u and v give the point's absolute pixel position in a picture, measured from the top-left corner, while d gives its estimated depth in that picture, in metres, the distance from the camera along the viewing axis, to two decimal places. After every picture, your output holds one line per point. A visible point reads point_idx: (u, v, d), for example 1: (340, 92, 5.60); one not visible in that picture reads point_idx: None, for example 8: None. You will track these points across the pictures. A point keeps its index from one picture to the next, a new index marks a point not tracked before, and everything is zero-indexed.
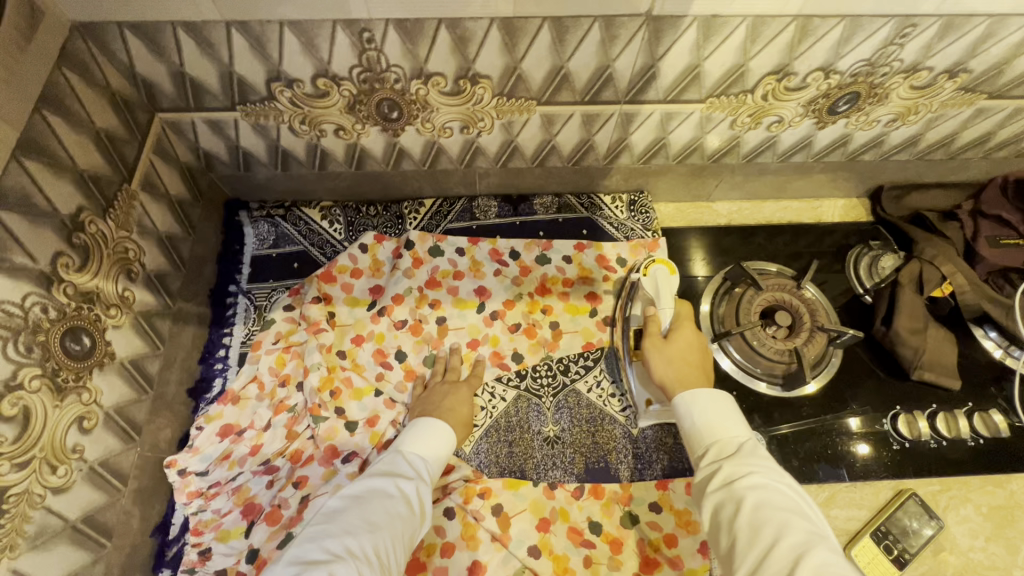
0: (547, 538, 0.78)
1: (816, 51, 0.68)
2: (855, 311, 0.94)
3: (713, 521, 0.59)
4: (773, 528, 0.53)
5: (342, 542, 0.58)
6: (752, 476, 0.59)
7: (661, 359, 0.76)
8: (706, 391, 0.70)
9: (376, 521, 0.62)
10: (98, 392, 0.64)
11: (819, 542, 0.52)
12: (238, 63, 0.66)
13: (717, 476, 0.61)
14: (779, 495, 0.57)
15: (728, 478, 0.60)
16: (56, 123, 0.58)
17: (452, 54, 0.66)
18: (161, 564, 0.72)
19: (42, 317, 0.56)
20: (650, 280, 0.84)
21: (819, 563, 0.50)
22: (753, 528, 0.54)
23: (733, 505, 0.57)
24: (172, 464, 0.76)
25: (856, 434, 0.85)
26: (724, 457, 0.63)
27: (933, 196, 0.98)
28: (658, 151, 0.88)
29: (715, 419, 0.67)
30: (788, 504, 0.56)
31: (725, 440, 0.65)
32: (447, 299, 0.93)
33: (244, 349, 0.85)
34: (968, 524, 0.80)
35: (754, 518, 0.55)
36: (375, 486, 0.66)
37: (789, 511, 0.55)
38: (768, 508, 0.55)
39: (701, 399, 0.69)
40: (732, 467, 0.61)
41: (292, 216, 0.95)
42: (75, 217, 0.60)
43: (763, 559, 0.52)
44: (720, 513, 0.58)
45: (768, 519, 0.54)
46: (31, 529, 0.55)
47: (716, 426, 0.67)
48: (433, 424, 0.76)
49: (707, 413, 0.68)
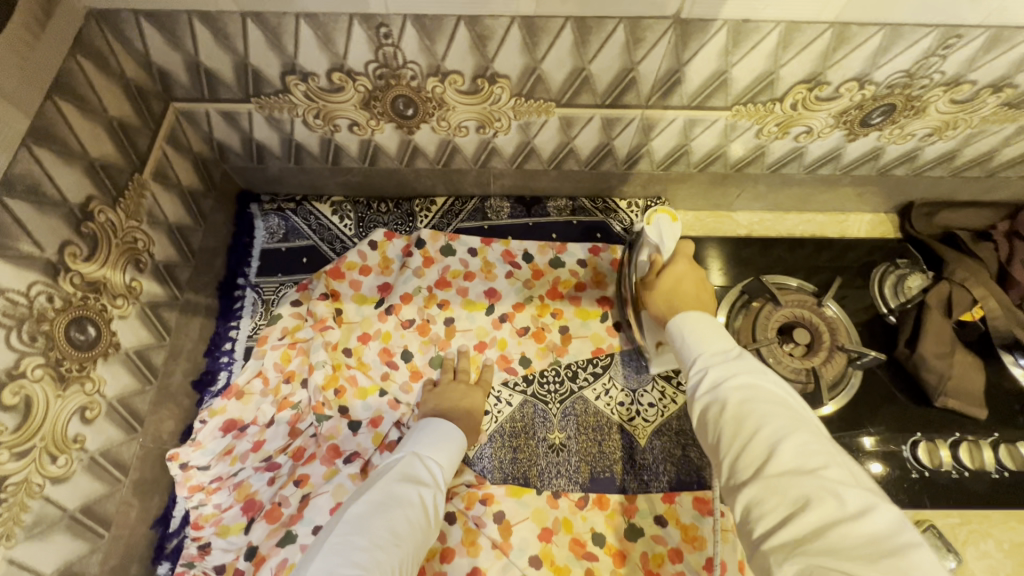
0: (549, 548, 0.75)
1: (852, 61, 0.65)
2: (877, 332, 0.90)
3: (698, 421, 0.54)
4: (756, 416, 0.48)
5: (372, 557, 0.55)
6: (739, 374, 0.53)
7: (654, 295, 0.73)
8: (693, 315, 0.64)
9: (401, 533, 0.60)
10: (101, 382, 0.64)
11: (803, 426, 0.47)
12: (253, 55, 0.65)
13: (703, 378, 0.55)
14: (766, 388, 0.52)
15: (715, 379, 0.54)
16: (68, 111, 0.57)
17: (471, 52, 0.64)
18: (161, 557, 0.73)
19: (46, 306, 0.55)
20: (653, 230, 0.76)
21: (803, 446, 0.45)
22: (736, 419, 0.49)
23: (718, 402, 0.52)
24: (175, 457, 0.76)
25: (868, 453, 0.82)
26: (711, 361, 0.57)
27: (966, 214, 0.93)
28: (679, 157, 0.85)
29: (704, 331, 0.61)
30: (776, 394, 0.51)
31: (713, 346, 0.59)
32: (456, 300, 0.91)
33: (250, 343, 0.86)
34: (988, 560, 0.78)
35: (738, 411, 0.50)
36: (398, 493, 0.64)
37: (776, 401, 0.50)
38: (753, 400, 0.50)
39: (692, 321, 0.64)
40: (719, 369, 0.55)
41: (303, 211, 0.94)
42: (85, 206, 0.60)
43: (744, 448, 0.47)
44: (705, 412, 0.53)
45: (752, 409, 0.49)
46: (28, 519, 0.55)
47: (705, 334, 0.61)
48: (453, 433, 0.74)
49: (698, 327, 0.62)
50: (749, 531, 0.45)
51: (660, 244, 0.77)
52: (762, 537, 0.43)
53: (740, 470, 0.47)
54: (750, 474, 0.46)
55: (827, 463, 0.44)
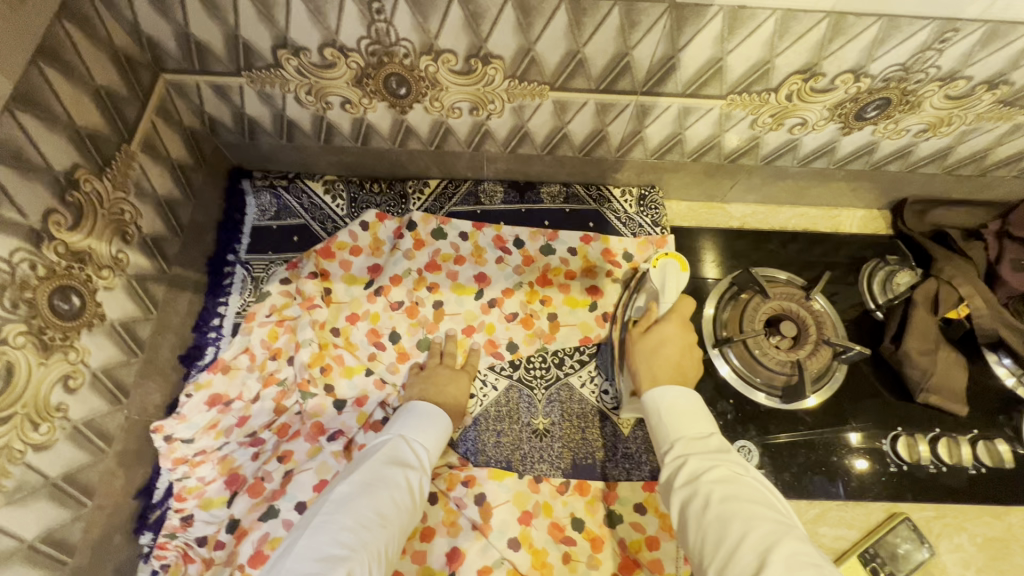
0: (528, 531, 0.76)
1: (848, 52, 0.65)
2: (864, 326, 0.91)
3: (681, 520, 0.56)
4: (740, 522, 0.50)
5: (358, 538, 0.57)
6: (719, 470, 0.56)
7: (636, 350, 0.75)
8: (673, 390, 0.67)
9: (386, 515, 0.61)
10: (86, 352, 0.64)
11: (787, 532, 0.50)
12: (244, 27, 0.64)
13: (683, 471, 0.58)
14: (747, 487, 0.54)
15: (696, 473, 0.57)
16: (54, 77, 0.57)
17: (464, 31, 0.64)
18: (143, 527, 0.73)
19: (29, 274, 0.55)
20: (659, 274, 0.79)
21: (788, 552, 0.47)
22: (721, 521, 0.51)
23: (700, 500, 0.54)
24: (159, 429, 0.76)
25: (855, 448, 0.83)
26: (690, 450, 0.60)
27: (957, 213, 0.94)
28: (673, 146, 0.85)
29: (682, 418, 0.65)
30: (756, 495, 0.54)
31: (693, 436, 0.62)
32: (446, 283, 0.91)
33: (238, 319, 0.86)
34: (960, 553, 0.78)
35: (722, 512, 0.52)
36: (384, 474, 0.65)
37: (757, 503, 0.52)
38: (735, 502, 0.52)
39: (671, 397, 0.67)
40: (698, 462, 0.58)
41: (295, 188, 0.94)
42: (70, 174, 0.60)
43: (731, 555, 0.49)
44: (687, 510, 0.55)
45: (735, 512, 0.51)
46: (10, 484, 0.55)
47: (683, 421, 0.64)
48: (441, 417, 0.75)
49: (675, 408, 0.66)
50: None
51: (661, 291, 0.79)
52: None
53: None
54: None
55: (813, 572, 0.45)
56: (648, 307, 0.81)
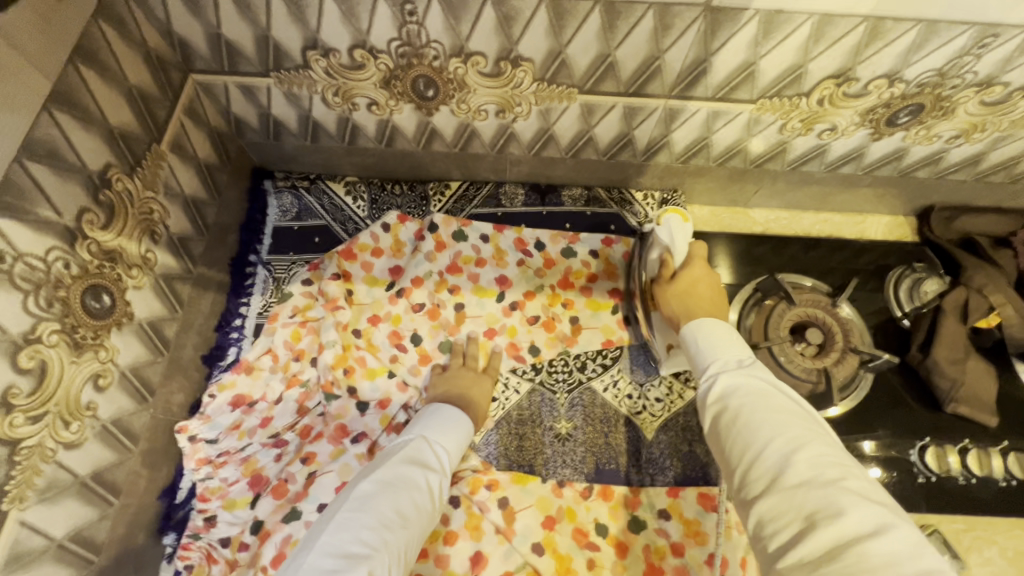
0: (551, 536, 0.75)
1: (883, 57, 0.64)
2: (889, 334, 0.90)
3: (712, 433, 0.55)
4: (766, 426, 0.49)
5: (381, 537, 0.55)
6: (751, 386, 0.55)
7: (667, 295, 0.74)
8: (709, 322, 0.65)
9: (408, 516, 0.60)
10: (114, 351, 0.64)
11: (817, 438, 0.47)
12: (275, 28, 0.64)
13: (714, 388, 0.57)
14: (777, 398, 0.52)
15: (728, 392, 0.56)
16: (89, 76, 0.57)
17: (496, 33, 0.63)
18: (167, 527, 0.73)
19: (63, 273, 0.55)
20: (664, 230, 0.77)
21: (814, 455, 0.45)
22: (747, 429, 0.50)
23: (730, 414, 0.53)
24: (183, 430, 0.76)
25: (868, 458, 0.82)
26: (724, 369, 0.59)
27: (986, 219, 0.91)
28: (698, 151, 0.84)
29: (719, 340, 0.62)
30: (788, 405, 0.52)
31: (728, 356, 0.60)
32: (467, 286, 0.91)
33: (260, 320, 0.86)
34: (990, 566, 0.78)
35: (749, 421, 0.51)
36: (406, 476, 0.64)
37: (787, 412, 0.50)
38: (763, 411, 0.51)
39: (706, 327, 0.65)
40: (729, 379, 0.57)
41: (316, 189, 0.94)
42: (103, 173, 0.60)
43: (756, 459, 0.48)
44: (717, 422, 0.54)
45: (763, 420, 0.50)
46: (41, 482, 0.55)
47: (719, 346, 0.62)
48: (462, 422, 0.74)
49: (712, 334, 0.64)
50: (764, 546, 0.44)
51: (671, 244, 0.77)
52: (778, 552, 0.42)
53: (753, 483, 0.47)
54: (762, 484, 0.46)
55: (841, 474, 0.44)
56: (661, 260, 0.78)
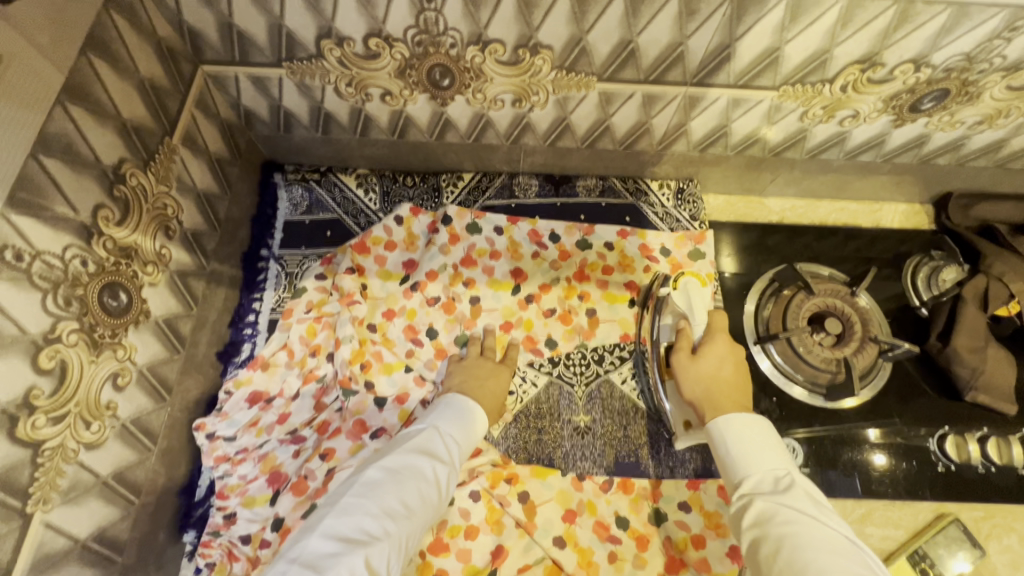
0: (572, 530, 0.76)
1: (911, 41, 0.63)
2: (907, 323, 0.89)
3: (750, 561, 0.55)
4: (812, 567, 0.49)
5: (382, 526, 0.57)
6: (792, 514, 0.55)
7: (688, 373, 0.73)
8: (741, 419, 0.65)
9: (412, 506, 0.61)
10: (132, 349, 0.63)
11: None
12: (289, 17, 0.63)
13: (751, 510, 0.57)
14: (819, 533, 0.52)
15: (765, 515, 0.56)
16: (101, 68, 0.55)
17: (515, 20, 0.62)
18: (187, 525, 0.73)
19: (81, 270, 0.54)
20: (683, 295, 0.84)
21: None
22: (793, 568, 0.50)
23: (770, 544, 0.53)
24: (201, 427, 0.75)
25: (873, 443, 0.81)
26: (759, 491, 0.59)
27: (1004, 208, 0.90)
28: (717, 139, 0.83)
29: (753, 451, 0.63)
30: (833, 544, 0.52)
31: (763, 473, 0.61)
32: (481, 279, 0.90)
33: (274, 315, 0.85)
34: (1010, 554, 0.78)
35: (792, 560, 0.51)
36: (414, 465, 0.64)
37: (831, 553, 0.50)
38: (807, 548, 0.51)
39: (738, 428, 0.65)
40: (767, 503, 0.57)
41: (327, 182, 0.93)
42: (117, 168, 0.58)
43: None
44: (756, 552, 0.54)
45: (808, 561, 0.50)
46: (64, 483, 0.54)
47: (753, 459, 0.62)
48: (476, 412, 0.73)
49: (744, 441, 0.64)
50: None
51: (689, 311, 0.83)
52: None
53: None
54: None
55: None
56: (678, 329, 0.79)
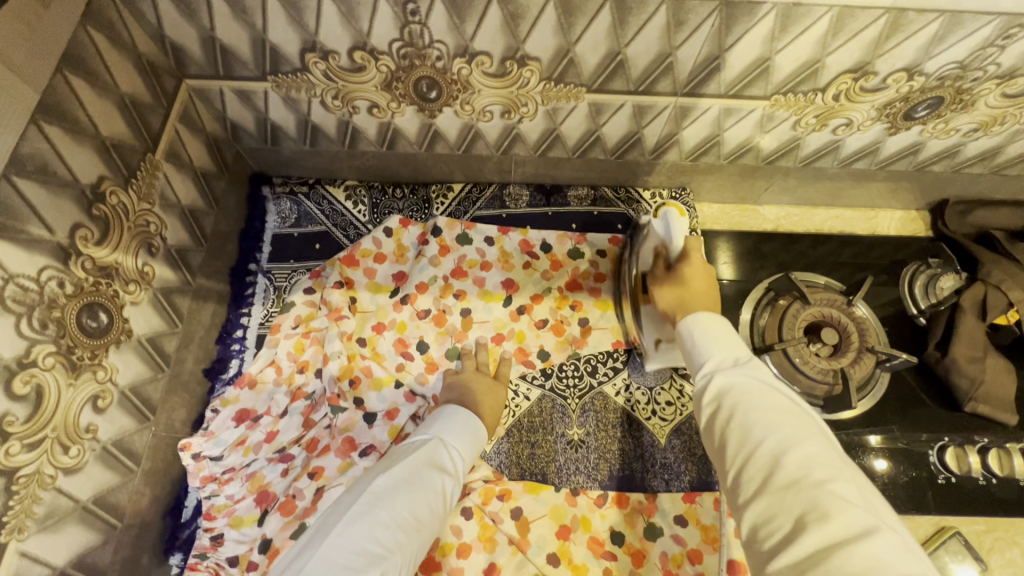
0: (566, 547, 0.74)
1: (903, 50, 0.62)
2: (905, 332, 0.88)
3: (705, 427, 0.54)
4: (761, 426, 0.48)
5: (394, 538, 0.56)
6: (748, 385, 0.53)
7: (662, 290, 0.71)
8: (706, 317, 0.63)
9: (421, 518, 0.60)
10: (114, 369, 0.62)
11: (809, 437, 0.46)
12: (272, 30, 0.62)
13: (710, 383, 0.55)
14: (772, 395, 0.51)
15: (722, 388, 0.54)
16: (78, 86, 0.54)
17: (502, 32, 0.61)
18: (173, 547, 0.71)
19: (58, 292, 0.53)
20: (660, 223, 0.72)
21: (808, 457, 0.44)
22: (741, 429, 0.49)
23: (723, 412, 0.52)
24: (187, 447, 0.73)
25: (874, 448, 0.80)
26: (720, 366, 0.57)
27: (1002, 214, 0.87)
28: (709, 148, 0.82)
29: (717, 336, 0.60)
30: (785, 403, 0.50)
31: (724, 352, 0.58)
32: (473, 290, 0.89)
33: (262, 330, 0.84)
34: (1012, 568, 0.76)
35: (742, 420, 0.50)
36: (423, 477, 0.63)
37: (781, 411, 0.49)
38: (758, 409, 0.50)
39: (703, 320, 0.63)
40: (725, 377, 0.55)
41: (316, 194, 0.92)
42: (96, 187, 0.57)
43: (749, 460, 0.47)
44: (711, 420, 0.53)
45: (759, 417, 0.49)
46: (41, 511, 0.53)
47: (716, 341, 0.60)
48: (478, 429, 0.73)
49: (710, 330, 0.61)
50: (756, 549, 0.43)
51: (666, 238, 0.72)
52: (768, 554, 0.41)
53: (746, 485, 0.46)
54: (754, 486, 0.45)
55: (833, 477, 0.43)
56: (656, 253, 0.76)
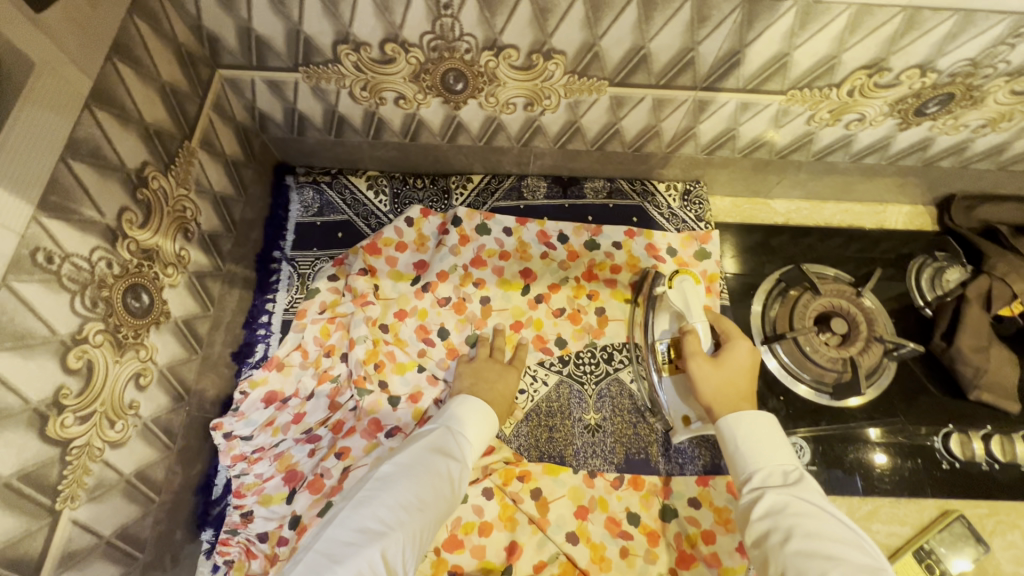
0: (585, 526, 0.77)
1: (918, 47, 0.64)
2: (910, 323, 0.91)
3: (756, 547, 0.57)
4: (821, 558, 0.52)
5: (396, 516, 0.58)
6: (799, 505, 0.57)
7: (708, 378, 0.72)
8: (749, 416, 0.67)
9: (425, 499, 0.61)
10: (153, 349, 0.64)
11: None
12: (307, 22, 0.64)
13: (763, 502, 0.59)
14: (826, 521, 0.55)
15: (773, 505, 0.58)
16: (125, 73, 0.56)
17: (531, 26, 0.63)
18: (205, 523, 0.74)
19: (107, 272, 0.55)
20: (676, 293, 0.78)
21: None
22: (798, 559, 0.53)
23: (780, 534, 0.56)
24: (218, 427, 0.76)
25: (874, 443, 0.83)
26: (769, 481, 0.62)
27: (1004, 209, 0.91)
28: (724, 142, 0.84)
29: (762, 444, 0.65)
30: (840, 536, 0.54)
31: (771, 464, 0.63)
32: (491, 279, 0.91)
33: (287, 316, 0.86)
34: (1014, 550, 0.78)
35: (799, 548, 0.53)
36: (428, 461, 0.65)
37: (838, 543, 0.53)
38: (816, 539, 0.53)
39: (746, 420, 0.67)
40: (777, 494, 0.59)
41: (338, 184, 0.94)
42: (140, 171, 0.59)
43: None
44: (765, 540, 0.56)
45: (818, 552, 0.52)
46: (90, 481, 0.55)
47: (762, 451, 0.65)
48: (487, 415, 0.74)
49: (754, 433, 0.66)
50: None
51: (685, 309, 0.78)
52: None
53: None
54: None
55: None
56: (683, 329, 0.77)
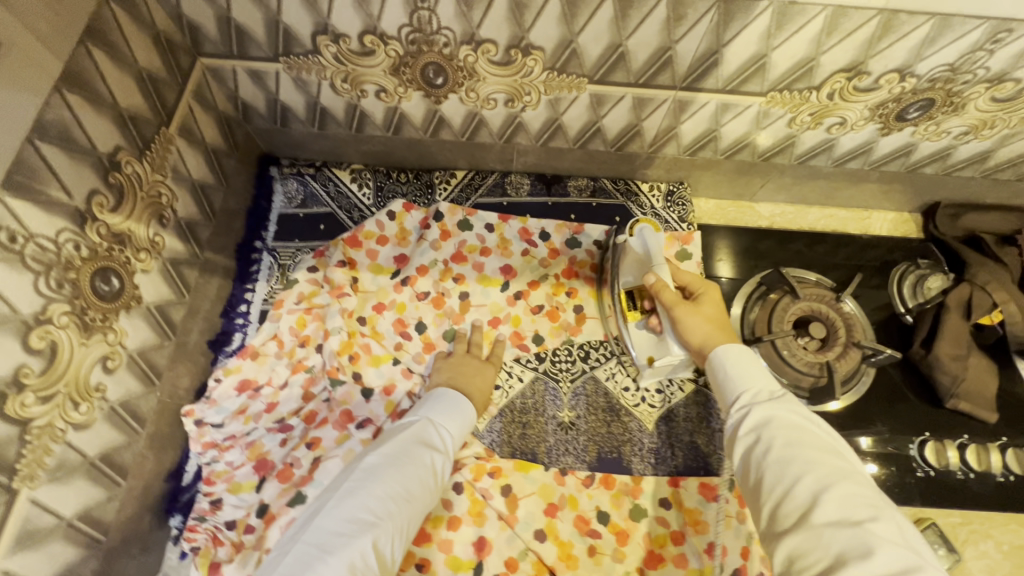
0: (553, 523, 0.77)
1: (896, 51, 0.64)
2: (892, 330, 0.90)
3: (741, 462, 0.57)
4: (799, 464, 0.51)
5: (385, 507, 0.58)
6: (784, 419, 0.56)
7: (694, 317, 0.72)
8: (740, 347, 0.67)
9: (412, 491, 0.62)
10: (123, 333, 0.64)
11: (848, 478, 0.49)
12: (286, 13, 0.64)
13: (748, 418, 0.59)
14: (808, 432, 0.55)
15: (759, 421, 0.58)
16: (99, 58, 0.56)
17: (507, 20, 0.63)
18: (173, 509, 0.74)
19: (74, 255, 0.55)
20: (637, 241, 0.77)
21: (844, 494, 0.48)
22: (778, 466, 0.52)
23: (762, 446, 0.55)
24: (190, 413, 0.77)
25: (865, 452, 0.82)
26: (757, 399, 0.61)
27: (990, 218, 0.92)
28: (706, 143, 0.84)
29: (750, 371, 0.64)
30: (822, 444, 0.54)
31: (759, 384, 0.62)
32: (471, 274, 0.91)
33: (265, 306, 0.86)
34: (986, 559, 0.78)
35: (779, 457, 0.53)
36: (413, 453, 0.65)
37: (818, 449, 0.52)
38: (797, 448, 0.53)
39: (735, 352, 0.67)
40: (762, 410, 0.58)
41: (322, 176, 0.94)
42: (113, 156, 0.60)
43: (786, 494, 0.50)
44: (749, 454, 0.56)
45: (797, 456, 0.52)
46: (51, 462, 0.55)
47: (751, 376, 0.64)
48: (465, 408, 0.74)
49: (741, 361, 0.65)
50: None
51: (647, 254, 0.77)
52: None
53: (782, 519, 0.49)
54: (791, 520, 0.48)
55: (873, 515, 0.46)
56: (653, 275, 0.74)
